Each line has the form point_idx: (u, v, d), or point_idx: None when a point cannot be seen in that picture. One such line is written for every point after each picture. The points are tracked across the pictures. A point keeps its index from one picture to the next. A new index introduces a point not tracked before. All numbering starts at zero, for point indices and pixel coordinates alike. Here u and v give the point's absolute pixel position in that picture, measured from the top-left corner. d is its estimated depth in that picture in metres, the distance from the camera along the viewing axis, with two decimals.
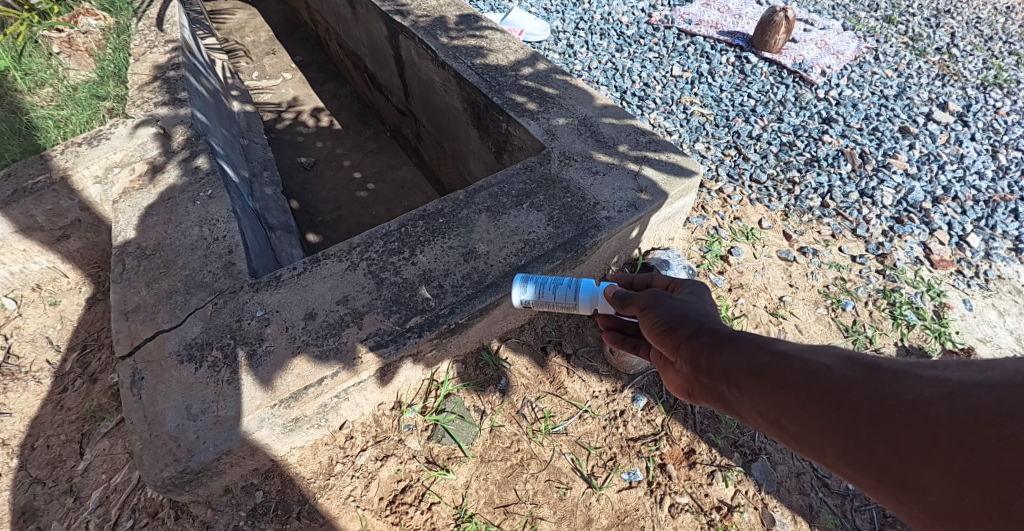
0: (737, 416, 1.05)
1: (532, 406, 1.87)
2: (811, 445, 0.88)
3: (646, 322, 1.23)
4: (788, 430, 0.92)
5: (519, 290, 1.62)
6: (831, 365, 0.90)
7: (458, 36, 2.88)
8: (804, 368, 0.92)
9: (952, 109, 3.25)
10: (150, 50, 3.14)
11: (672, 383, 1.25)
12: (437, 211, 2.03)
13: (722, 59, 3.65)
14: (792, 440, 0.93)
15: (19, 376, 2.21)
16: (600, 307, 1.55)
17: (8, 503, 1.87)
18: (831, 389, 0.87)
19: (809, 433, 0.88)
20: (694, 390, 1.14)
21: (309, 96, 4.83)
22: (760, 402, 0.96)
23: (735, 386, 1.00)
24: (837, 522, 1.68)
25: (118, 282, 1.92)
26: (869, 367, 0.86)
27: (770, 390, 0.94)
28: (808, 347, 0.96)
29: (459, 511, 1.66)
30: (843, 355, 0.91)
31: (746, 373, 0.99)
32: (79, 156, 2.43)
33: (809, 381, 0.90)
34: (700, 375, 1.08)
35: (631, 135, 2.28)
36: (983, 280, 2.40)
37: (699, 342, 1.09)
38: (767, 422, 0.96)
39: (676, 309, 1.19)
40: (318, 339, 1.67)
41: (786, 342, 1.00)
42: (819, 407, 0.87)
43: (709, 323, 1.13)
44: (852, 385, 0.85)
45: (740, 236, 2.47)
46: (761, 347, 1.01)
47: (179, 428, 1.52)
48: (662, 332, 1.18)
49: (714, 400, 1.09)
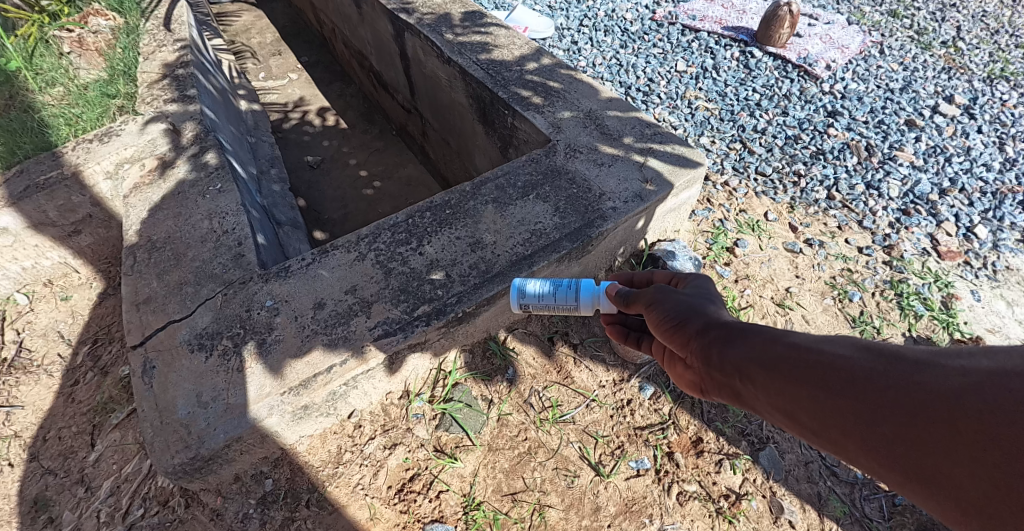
0: (750, 411, 1.03)
1: (539, 396, 1.88)
2: (832, 440, 0.86)
3: (653, 318, 1.22)
4: (807, 425, 0.90)
5: (518, 296, 1.62)
6: (848, 356, 0.88)
7: (463, 32, 2.90)
8: (820, 359, 0.90)
9: (958, 101, 3.25)
10: (158, 49, 3.17)
11: (682, 380, 1.24)
12: (444, 203, 2.04)
13: (726, 54, 3.66)
14: (810, 435, 0.91)
15: (31, 369, 2.24)
16: (601, 307, 1.55)
17: (20, 494, 1.89)
18: (850, 381, 0.85)
19: (828, 427, 0.86)
20: (705, 385, 1.12)
21: (315, 96, 4.87)
22: (775, 396, 0.94)
23: (749, 380, 0.99)
24: (846, 510, 1.68)
25: (130, 274, 1.95)
26: (889, 357, 0.83)
27: (786, 383, 0.92)
28: (822, 337, 0.94)
29: (467, 498, 1.67)
30: (861, 345, 0.89)
31: (759, 367, 0.97)
32: (90, 152, 2.46)
33: (826, 374, 0.88)
34: (712, 370, 1.06)
35: (636, 127, 2.29)
36: (991, 271, 2.40)
37: (710, 337, 1.07)
38: (783, 416, 0.94)
39: (683, 304, 1.18)
40: (327, 328, 1.68)
41: (799, 333, 0.98)
42: (838, 399, 0.85)
43: (719, 317, 1.12)
44: (873, 376, 0.83)
45: (746, 229, 2.47)
46: (774, 339, 0.98)
47: (190, 415, 1.53)
48: (671, 328, 1.17)
49: (727, 395, 1.07)
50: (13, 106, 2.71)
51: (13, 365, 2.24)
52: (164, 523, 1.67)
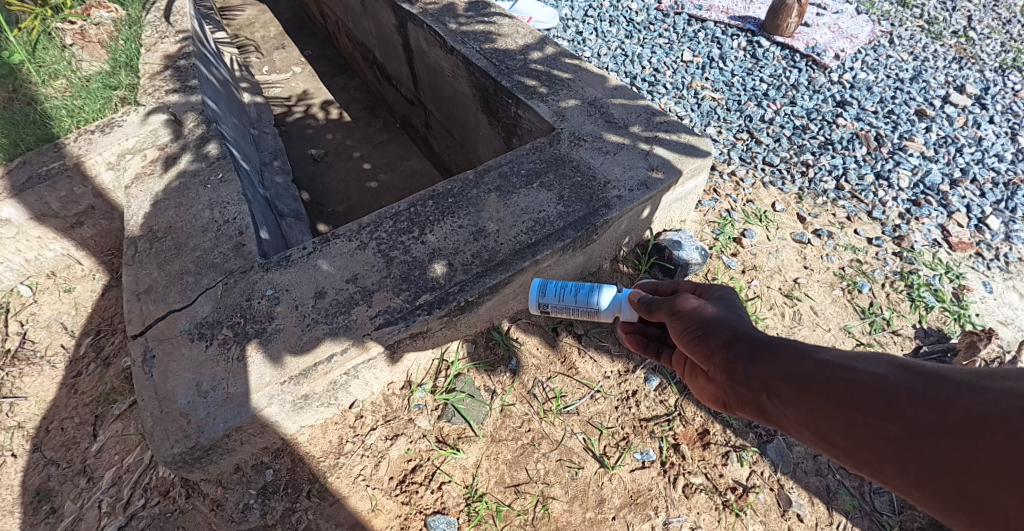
0: (776, 429, 0.98)
1: (542, 386, 1.85)
2: (867, 461, 0.81)
3: (675, 328, 1.17)
4: (839, 446, 0.84)
5: (537, 296, 1.61)
6: (885, 375, 0.82)
7: (467, 22, 2.86)
8: (855, 378, 0.84)
9: (970, 91, 3.19)
10: (160, 41, 3.14)
11: (704, 394, 1.18)
12: (447, 191, 2.02)
13: (733, 44, 3.61)
14: (844, 456, 0.85)
15: (34, 360, 2.23)
16: (622, 314, 1.54)
17: (23, 484, 1.88)
18: (888, 403, 0.79)
19: (863, 448, 0.81)
20: (729, 400, 1.06)
21: (318, 90, 4.84)
22: (806, 414, 0.89)
23: (777, 397, 0.93)
24: (856, 504, 1.65)
25: (131, 264, 1.93)
26: (930, 377, 0.78)
27: (816, 402, 0.87)
28: (857, 354, 0.88)
29: (469, 490, 1.65)
30: (898, 363, 0.83)
31: (788, 383, 0.91)
32: (92, 143, 2.44)
33: (862, 393, 0.82)
34: (736, 385, 1.01)
35: (642, 115, 2.25)
36: (1003, 263, 2.36)
37: (736, 350, 1.02)
38: (813, 436, 0.89)
39: (707, 315, 1.13)
40: (327, 317, 1.66)
41: (831, 349, 0.92)
42: (874, 420, 0.79)
43: (744, 329, 1.07)
44: (914, 398, 0.77)
45: (753, 219, 2.43)
46: (804, 355, 0.93)
47: (189, 405, 1.51)
48: (694, 339, 1.11)
49: (752, 411, 1.01)
50: (16, 99, 2.70)
51: (17, 356, 2.24)
52: (165, 513, 1.65)
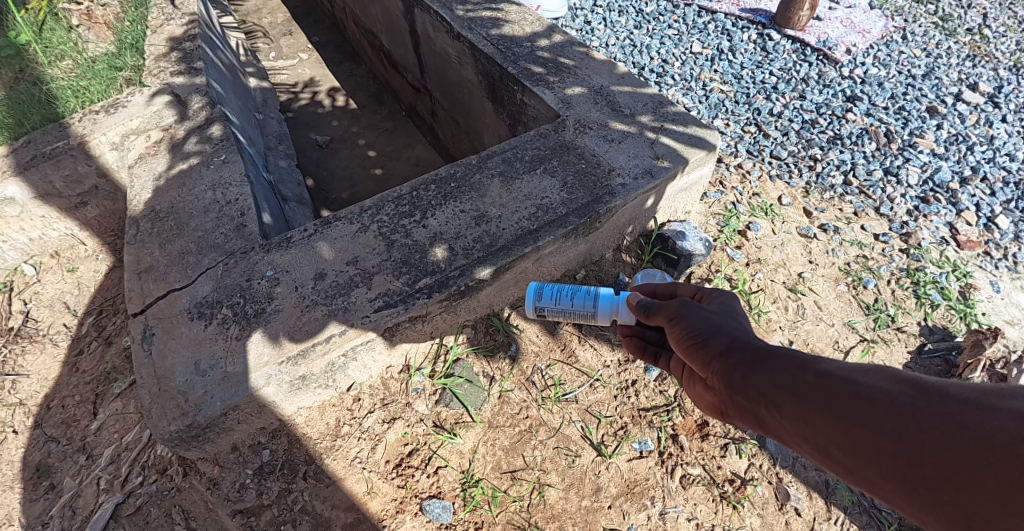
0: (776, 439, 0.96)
1: (542, 374, 1.84)
2: (867, 477, 0.79)
3: (675, 334, 1.14)
4: (839, 460, 0.82)
5: (534, 299, 1.60)
6: (887, 389, 0.80)
7: (474, 8, 2.83)
8: (854, 390, 0.82)
9: (983, 89, 3.14)
10: (167, 23, 3.10)
11: (702, 401, 1.15)
12: (449, 175, 2.00)
13: (743, 36, 3.57)
14: (844, 471, 0.83)
15: (37, 338, 2.23)
16: (619, 317, 1.52)
17: (23, 459, 1.89)
18: (890, 417, 0.77)
19: (865, 465, 0.79)
20: (727, 409, 1.04)
21: (325, 76, 4.82)
22: (803, 426, 0.87)
23: (775, 407, 0.91)
24: (855, 499, 1.64)
25: (132, 243, 1.92)
26: (935, 394, 0.75)
27: (817, 414, 0.85)
28: (858, 366, 0.86)
29: (466, 475, 1.64)
30: (901, 378, 0.81)
31: (788, 393, 0.89)
32: (97, 123, 2.44)
33: (864, 408, 0.80)
34: (735, 394, 0.99)
35: (649, 104, 2.23)
36: (1011, 262, 2.33)
37: (734, 358, 1.00)
38: (812, 449, 0.87)
39: (707, 321, 1.10)
40: (326, 299, 1.66)
41: (831, 360, 0.90)
42: (877, 436, 0.77)
43: (745, 337, 1.05)
44: (916, 414, 0.75)
45: (759, 212, 2.41)
46: (804, 366, 0.91)
47: (187, 383, 1.51)
48: (693, 346, 1.09)
49: (750, 419, 0.99)
50: (22, 79, 2.70)
51: (20, 334, 2.24)
52: (162, 491, 1.65)
